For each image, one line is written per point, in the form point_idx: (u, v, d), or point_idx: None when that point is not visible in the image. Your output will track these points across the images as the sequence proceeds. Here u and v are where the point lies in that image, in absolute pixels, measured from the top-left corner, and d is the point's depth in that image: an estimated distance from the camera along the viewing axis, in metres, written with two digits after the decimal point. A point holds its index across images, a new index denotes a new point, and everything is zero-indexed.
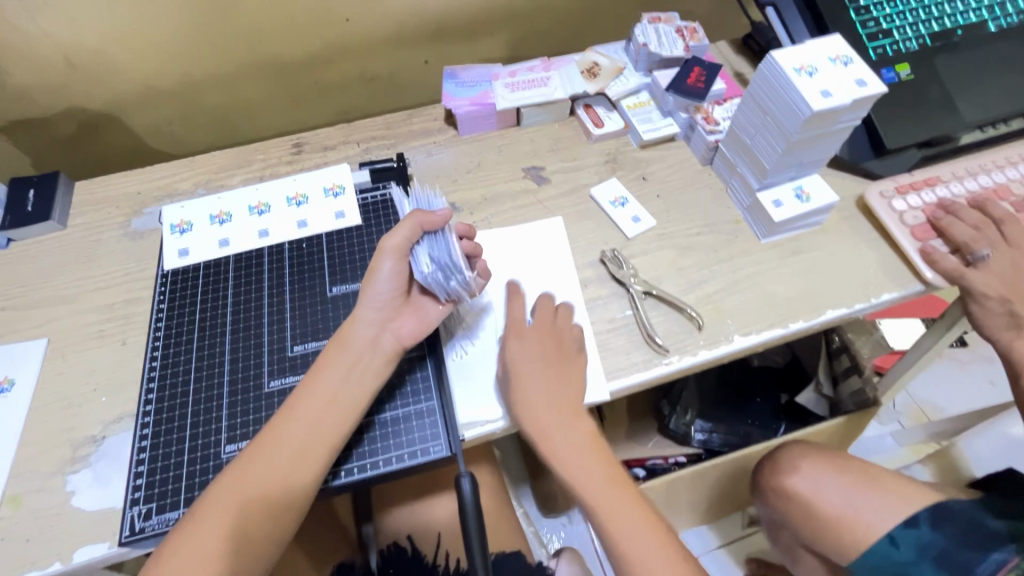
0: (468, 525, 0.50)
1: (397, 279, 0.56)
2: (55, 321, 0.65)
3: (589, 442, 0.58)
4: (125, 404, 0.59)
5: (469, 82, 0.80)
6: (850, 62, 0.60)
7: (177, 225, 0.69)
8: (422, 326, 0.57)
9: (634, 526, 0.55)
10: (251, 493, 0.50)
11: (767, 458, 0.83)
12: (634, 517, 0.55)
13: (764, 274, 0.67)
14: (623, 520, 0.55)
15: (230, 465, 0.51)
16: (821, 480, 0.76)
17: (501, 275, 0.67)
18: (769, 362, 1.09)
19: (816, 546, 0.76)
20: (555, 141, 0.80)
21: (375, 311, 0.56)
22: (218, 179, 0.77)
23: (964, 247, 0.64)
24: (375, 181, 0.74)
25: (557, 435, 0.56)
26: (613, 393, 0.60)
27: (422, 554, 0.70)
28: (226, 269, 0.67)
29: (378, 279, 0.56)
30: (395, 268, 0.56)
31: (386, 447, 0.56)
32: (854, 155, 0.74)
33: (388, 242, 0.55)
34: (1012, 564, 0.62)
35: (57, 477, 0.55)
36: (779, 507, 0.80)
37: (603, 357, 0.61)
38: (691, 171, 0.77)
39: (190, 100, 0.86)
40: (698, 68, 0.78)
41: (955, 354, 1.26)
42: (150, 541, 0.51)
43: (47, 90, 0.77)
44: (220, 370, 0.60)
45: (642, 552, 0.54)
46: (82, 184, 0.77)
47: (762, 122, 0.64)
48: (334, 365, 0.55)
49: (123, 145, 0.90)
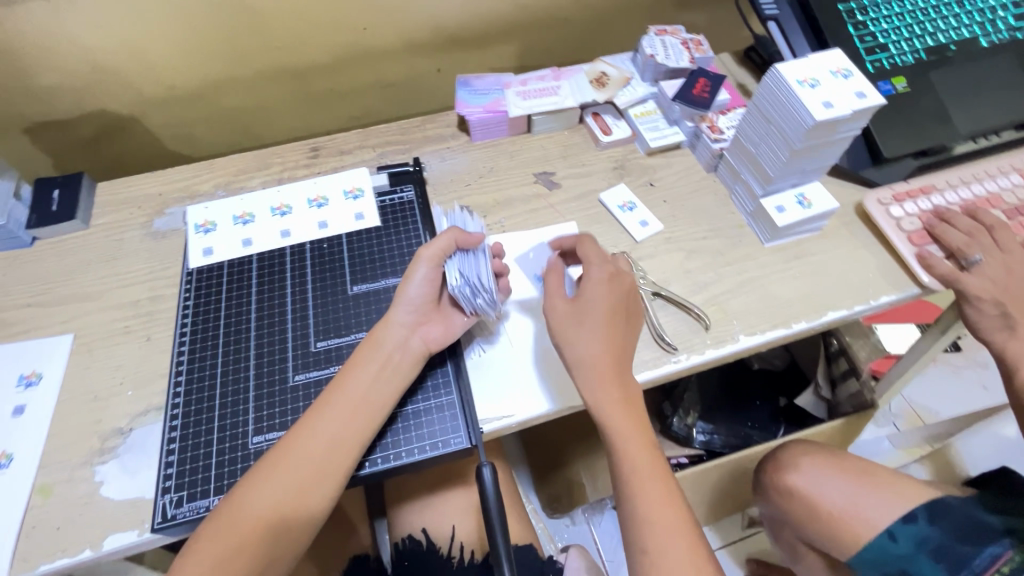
0: (490, 515, 0.52)
1: (429, 285, 0.60)
2: (81, 317, 0.67)
3: (641, 428, 0.57)
4: (152, 397, 0.61)
5: (482, 90, 0.83)
6: (850, 75, 0.64)
7: (200, 225, 0.71)
8: (447, 334, 0.61)
9: (665, 521, 0.55)
10: (280, 482, 0.52)
11: (768, 456, 0.86)
12: (668, 512, 0.55)
13: (768, 277, 0.70)
14: (655, 511, 0.55)
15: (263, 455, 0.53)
16: (821, 477, 0.78)
17: (523, 286, 0.69)
18: (769, 365, 1.12)
19: (817, 542, 0.78)
20: (565, 148, 0.83)
21: (406, 314, 0.59)
22: (238, 181, 0.79)
23: (958, 253, 0.67)
24: (393, 185, 0.76)
25: (612, 415, 0.56)
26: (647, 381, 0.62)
27: (437, 546, 0.72)
28: (250, 267, 0.69)
29: (410, 284, 0.60)
30: (428, 274, 0.60)
31: (407, 439, 0.58)
32: (852, 165, 0.77)
33: (427, 251, 0.60)
34: (1006, 557, 0.65)
35: (86, 467, 0.56)
36: (780, 504, 0.82)
37: None
38: (697, 178, 0.80)
39: (209, 104, 0.88)
40: (704, 79, 0.82)
41: (949, 359, 1.30)
42: (181, 528, 0.53)
43: (72, 93, 0.80)
44: (246, 364, 0.62)
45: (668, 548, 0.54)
46: (104, 185, 0.79)
47: (767, 131, 0.67)
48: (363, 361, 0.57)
49: (142, 147, 0.92)
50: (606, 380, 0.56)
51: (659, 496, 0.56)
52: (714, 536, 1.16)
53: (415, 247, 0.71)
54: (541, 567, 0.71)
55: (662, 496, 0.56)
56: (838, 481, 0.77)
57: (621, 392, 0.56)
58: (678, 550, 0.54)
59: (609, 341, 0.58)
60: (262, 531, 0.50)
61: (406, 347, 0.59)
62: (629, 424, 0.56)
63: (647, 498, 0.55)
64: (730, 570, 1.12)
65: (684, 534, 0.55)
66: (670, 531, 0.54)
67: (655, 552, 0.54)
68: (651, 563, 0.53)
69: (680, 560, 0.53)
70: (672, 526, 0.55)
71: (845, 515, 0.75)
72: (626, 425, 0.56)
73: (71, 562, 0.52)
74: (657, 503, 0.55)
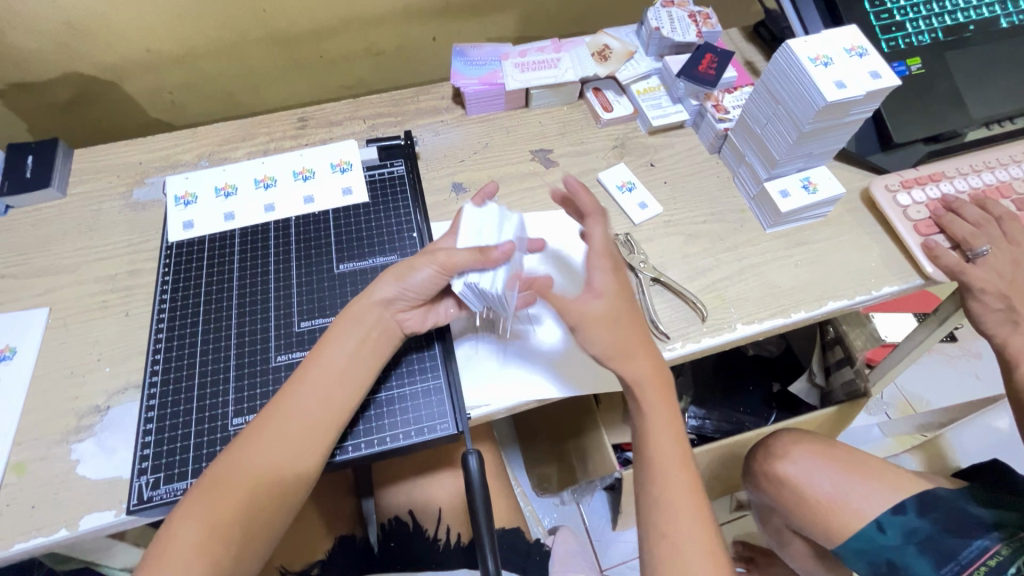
0: (474, 500, 0.51)
1: (431, 285, 0.56)
2: (57, 290, 0.64)
3: (671, 411, 0.56)
4: (130, 374, 0.59)
5: (479, 61, 0.79)
6: (865, 54, 0.60)
7: (181, 197, 0.69)
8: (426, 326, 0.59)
9: (685, 512, 0.53)
10: (261, 467, 0.50)
11: (757, 444, 0.86)
12: (688, 499, 0.53)
13: (768, 264, 0.68)
14: (676, 497, 0.53)
15: (241, 437, 0.52)
16: (811, 464, 0.78)
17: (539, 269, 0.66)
18: (763, 352, 1.11)
19: (804, 530, 0.78)
20: (563, 124, 0.79)
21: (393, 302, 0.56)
22: (221, 151, 0.76)
23: (964, 244, 0.65)
24: (382, 159, 0.73)
25: (648, 391, 0.55)
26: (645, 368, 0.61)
27: (423, 528, 0.71)
28: (232, 243, 0.66)
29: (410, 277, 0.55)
30: (433, 275, 0.55)
31: (392, 424, 0.56)
32: (861, 149, 0.74)
33: (444, 255, 0.55)
34: (994, 551, 0.65)
35: (62, 446, 0.55)
36: (769, 492, 0.82)
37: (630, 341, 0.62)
38: (699, 159, 0.77)
39: (192, 70, 0.84)
40: (710, 54, 0.77)
41: (944, 349, 1.29)
42: (157, 510, 0.52)
43: (45, 55, 0.75)
44: (227, 343, 0.60)
45: (683, 534, 0.52)
46: (82, 152, 0.75)
47: (775, 112, 0.64)
48: (344, 343, 0.54)
49: (123, 113, 0.88)
50: (641, 361, 0.54)
51: (681, 484, 0.54)
52: None
53: (405, 225, 0.68)
54: (526, 551, 0.71)
55: (684, 482, 0.54)
56: (828, 470, 0.76)
57: (654, 370, 0.55)
58: (696, 541, 0.52)
59: (634, 332, 0.55)
60: (240, 516, 0.49)
61: (387, 324, 0.56)
62: (662, 402, 0.55)
63: (668, 483, 0.54)
64: None
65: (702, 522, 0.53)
66: (688, 518, 0.53)
67: (674, 540, 0.52)
68: (666, 552, 0.52)
69: (698, 553, 0.51)
70: (690, 514, 0.53)
71: (834, 505, 0.74)
72: (660, 403, 0.55)
73: (45, 542, 0.50)
74: (678, 489, 0.54)
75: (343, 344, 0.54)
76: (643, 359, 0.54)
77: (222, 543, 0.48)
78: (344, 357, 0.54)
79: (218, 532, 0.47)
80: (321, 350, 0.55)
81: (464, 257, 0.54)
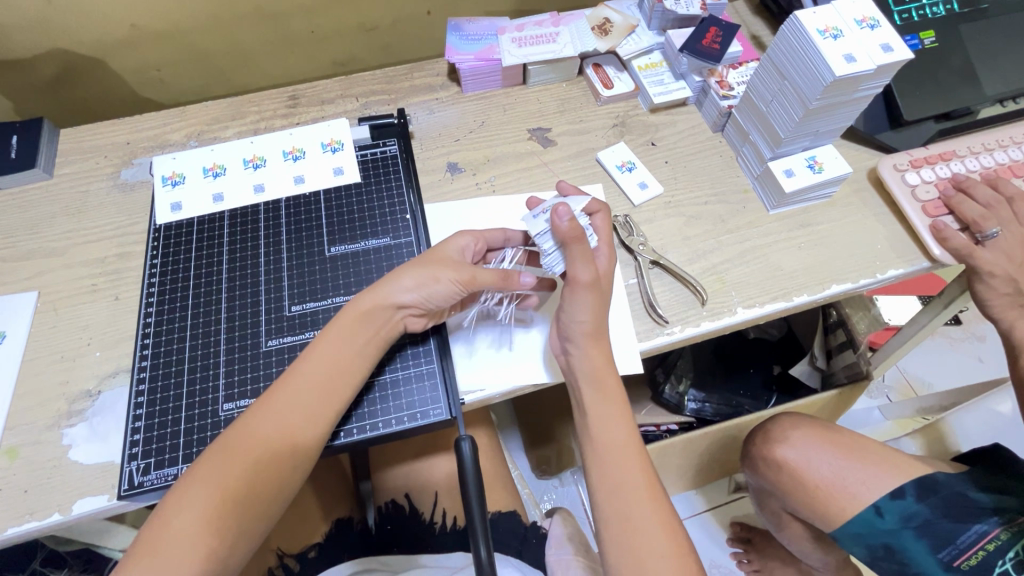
0: (468, 485, 0.51)
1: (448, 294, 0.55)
2: (45, 274, 0.63)
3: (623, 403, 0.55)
4: (120, 359, 0.58)
5: (475, 36, 0.76)
6: (877, 26, 0.58)
7: (169, 177, 0.67)
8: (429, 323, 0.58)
9: (639, 503, 0.52)
10: (252, 447, 0.49)
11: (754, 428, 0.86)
12: (643, 491, 0.52)
13: (772, 247, 0.66)
14: (629, 491, 0.52)
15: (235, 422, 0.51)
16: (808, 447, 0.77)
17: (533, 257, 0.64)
18: (763, 335, 1.09)
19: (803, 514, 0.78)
20: (562, 102, 0.77)
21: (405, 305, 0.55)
22: (211, 131, 0.74)
23: (973, 226, 0.63)
24: (375, 138, 0.71)
25: (591, 384, 0.54)
26: (643, 352, 0.60)
27: (420, 511, 0.72)
28: (221, 224, 0.65)
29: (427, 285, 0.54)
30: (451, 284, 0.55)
31: (385, 409, 0.56)
32: (870, 127, 0.72)
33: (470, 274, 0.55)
34: (993, 535, 0.65)
35: (53, 431, 0.54)
36: (766, 475, 0.82)
37: (633, 323, 0.61)
38: (702, 138, 0.74)
39: (179, 46, 0.82)
40: (715, 28, 0.74)
41: (947, 332, 1.28)
42: (148, 495, 0.52)
43: (27, 31, 0.73)
44: (216, 327, 0.59)
45: (638, 523, 0.51)
46: (68, 132, 0.74)
47: (780, 88, 0.61)
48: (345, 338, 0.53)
49: (109, 90, 0.86)
50: (590, 349, 0.54)
51: (635, 472, 0.53)
52: (699, 500, 1.17)
53: (398, 206, 0.66)
54: (523, 534, 0.72)
55: (638, 474, 0.53)
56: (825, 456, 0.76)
57: (601, 362, 0.55)
58: (654, 531, 0.50)
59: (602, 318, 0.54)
60: (234, 501, 0.48)
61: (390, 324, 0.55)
62: (603, 398, 0.55)
63: (621, 473, 0.53)
64: (712, 532, 1.14)
65: (658, 511, 0.51)
66: (645, 509, 0.51)
67: (630, 531, 0.51)
68: (622, 541, 0.51)
69: (655, 542, 0.50)
70: (648, 504, 0.52)
71: (835, 490, 0.73)
72: (604, 398, 0.55)
73: (39, 526, 0.50)
74: (631, 482, 0.52)
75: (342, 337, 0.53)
76: (597, 346, 0.54)
77: (217, 529, 0.47)
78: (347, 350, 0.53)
79: (213, 517, 0.47)
80: (322, 339, 0.54)
81: (489, 278, 0.55)
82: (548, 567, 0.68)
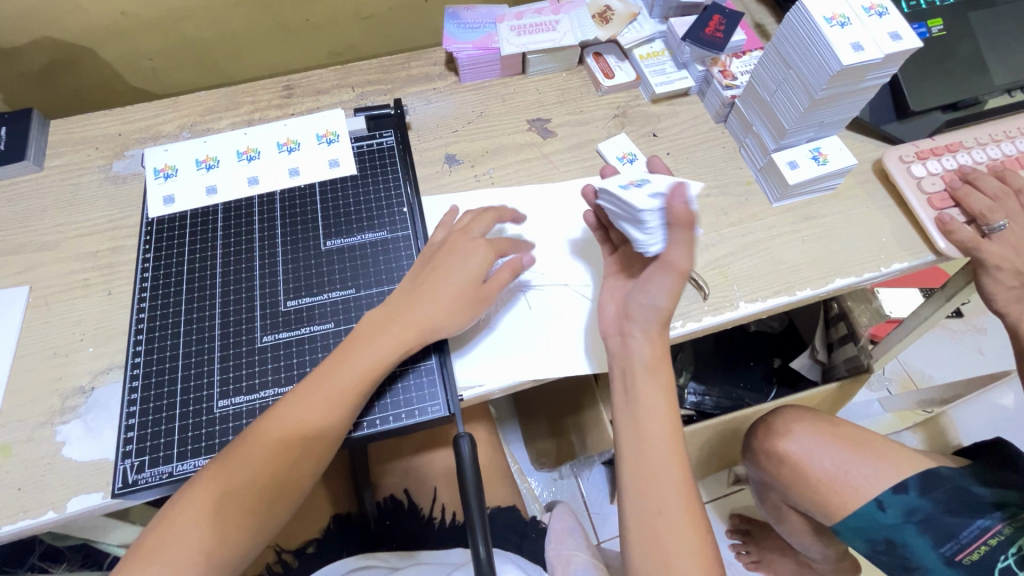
0: (467, 488, 0.50)
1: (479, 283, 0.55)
2: (35, 268, 0.62)
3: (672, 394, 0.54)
4: (114, 354, 0.57)
5: (473, 24, 0.74)
6: (885, 14, 0.57)
7: (160, 170, 0.66)
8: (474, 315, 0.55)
9: (674, 497, 0.51)
10: (260, 440, 0.49)
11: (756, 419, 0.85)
12: (677, 490, 0.51)
13: (775, 239, 0.65)
14: (665, 484, 0.51)
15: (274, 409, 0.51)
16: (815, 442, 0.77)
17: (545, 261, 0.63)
18: (764, 328, 1.08)
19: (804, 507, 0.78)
20: (562, 92, 0.76)
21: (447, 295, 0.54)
22: (204, 122, 0.72)
23: (981, 218, 0.62)
24: (371, 129, 0.70)
25: (646, 369, 0.53)
26: None
27: (419, 506, 0.72)
28: (215, 218, 0.64)
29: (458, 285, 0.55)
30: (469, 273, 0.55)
31: (383, 406, 0.55)
32: (875, 118, 0.71)
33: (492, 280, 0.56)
34: (995, 530, 0.65)
35: (47, 428, 0.54)
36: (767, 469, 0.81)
37: None
38: (704, 129, 0.73)
39: (171, 34, 0.80)
40: (719, 15, 0.72)
41: (948, 324, 1.27)
42: (142, 493, 0.51)
43: (14, 19, 0.71)
44: (212, 324, 0.58)
45: (669, 518, 0.50)
46: (57, 123, 0.72)
47: (786, 78, 0.60)
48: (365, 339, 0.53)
49: (101, 81, 0.84)
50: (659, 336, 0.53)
51: (674, 466, 0.52)
52: (699, 492, 1.17)
53: (395, 199, 0.65)
54: (523, 528, 0.72)
55: (676, 468, 0.52)
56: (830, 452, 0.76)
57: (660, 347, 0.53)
58: (684, 528, 0.50)
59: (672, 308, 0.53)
60: (244, 493, 0.47)
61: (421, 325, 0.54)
62: (651, 390, 0.53)
63: (659, 467, 0.52)
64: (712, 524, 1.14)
65: (688, 508, 0.51)
66: (678, 508, 0.51)
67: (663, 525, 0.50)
68: (652, 533, 0.50)
69: (683, 537, 0.50)
70: (680, 502, 0.51)
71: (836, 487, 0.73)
72: (654, 386, 0.53)
73: (33, 524, 0.50)
74: (668, 482, 0.51)
75: (374, 337, 0.53)
76: (660, 336, 0.54)
77: (226, 520, 0.47)
78: (375, 353, 0.52)
79: (222, 509, 0.47)
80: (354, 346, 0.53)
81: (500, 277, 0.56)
82: (548, 562, 0.68)
